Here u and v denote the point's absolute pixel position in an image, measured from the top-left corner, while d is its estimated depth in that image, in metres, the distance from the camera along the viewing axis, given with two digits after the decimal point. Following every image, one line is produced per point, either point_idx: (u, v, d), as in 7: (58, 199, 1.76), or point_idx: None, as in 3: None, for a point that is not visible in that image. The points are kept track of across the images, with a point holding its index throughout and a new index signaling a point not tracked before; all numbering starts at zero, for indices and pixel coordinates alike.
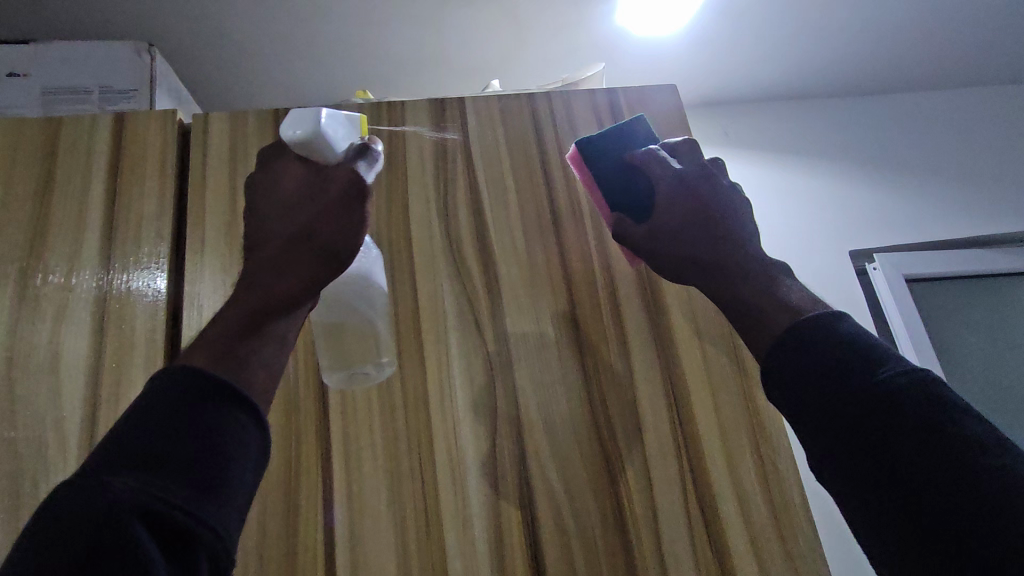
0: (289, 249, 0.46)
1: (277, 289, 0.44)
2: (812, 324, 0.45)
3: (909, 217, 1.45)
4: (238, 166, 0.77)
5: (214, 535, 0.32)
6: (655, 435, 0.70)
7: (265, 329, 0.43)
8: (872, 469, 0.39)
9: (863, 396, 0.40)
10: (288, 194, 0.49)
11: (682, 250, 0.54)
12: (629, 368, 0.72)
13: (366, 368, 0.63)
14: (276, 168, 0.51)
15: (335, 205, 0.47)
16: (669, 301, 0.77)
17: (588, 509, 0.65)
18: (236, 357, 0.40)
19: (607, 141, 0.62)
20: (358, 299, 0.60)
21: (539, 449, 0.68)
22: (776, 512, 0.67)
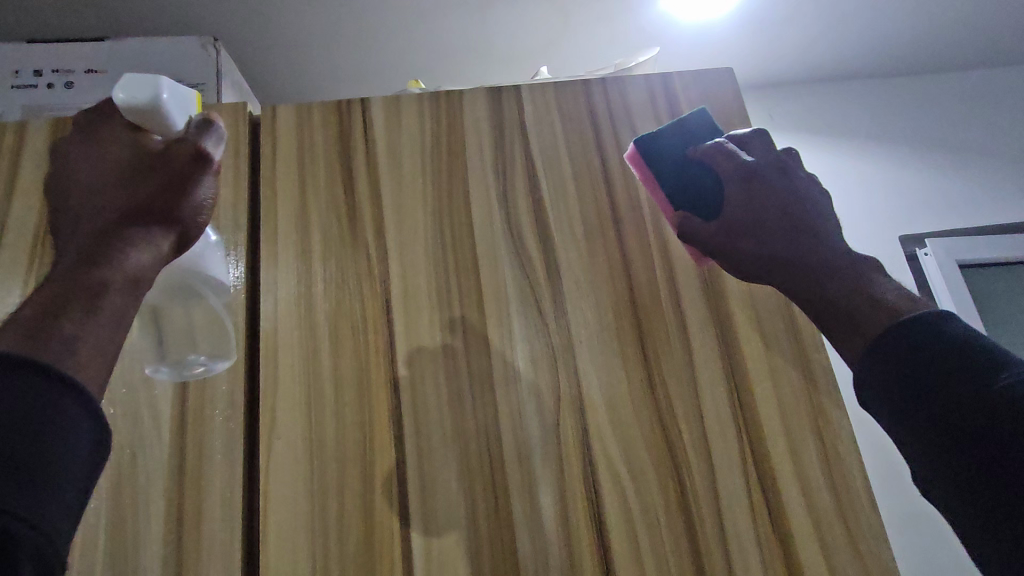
0: (126, 225, 0.42)
1: (118, 263, 0.40)
2: (920, 321, 0.46)
3: (965, 200, 1.41)
4: (306, 157, 0.80)
5: (31, 529, 0.29)
6: (716, 417, 0.70)
7: (102, 303, 0.38)
8: (969, 463, 0.41)
9: (970, 392, 0.42)
10: (113, 170, 0.45)
11: (764, 250, 0.56)
12: (688, 351, 0.73)
13: (197, 361, 0.63)
14: (86, 148, 0.47)
15: (175, 176, 0.45)
16: (729, 286, 0.77)
17: (650, 488, 0.67)
18: (65, 333, 0.36)
19: (665, 143, 0.66)
20: (193, 290, 0.59)
21: (602, 431, 0.69)
22: (838, 493, 0.68)
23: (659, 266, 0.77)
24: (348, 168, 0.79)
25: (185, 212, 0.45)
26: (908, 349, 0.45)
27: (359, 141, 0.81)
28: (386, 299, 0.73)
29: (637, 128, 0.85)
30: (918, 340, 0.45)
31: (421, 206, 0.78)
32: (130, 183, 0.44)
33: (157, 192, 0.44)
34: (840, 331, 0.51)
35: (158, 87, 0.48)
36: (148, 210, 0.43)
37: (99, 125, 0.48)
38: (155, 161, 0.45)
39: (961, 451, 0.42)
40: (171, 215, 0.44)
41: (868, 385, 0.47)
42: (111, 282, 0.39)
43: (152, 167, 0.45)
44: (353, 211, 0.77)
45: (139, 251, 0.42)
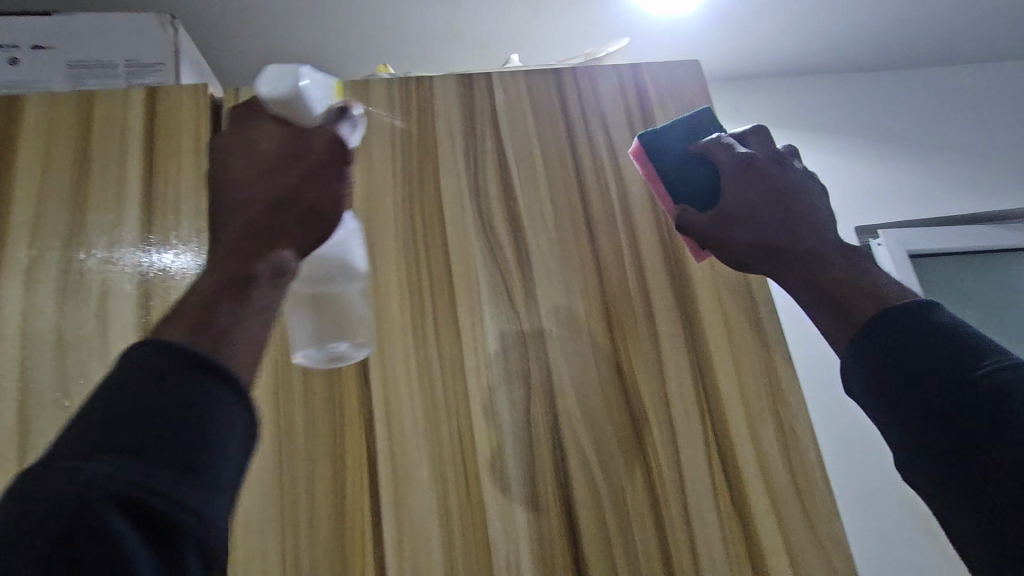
0: (273, 216, 0.45)
1: (265, 255, 0.42)
2: (903, 310, 0.49)
3: (915, 193, 1.48)
4: None
5: (199, 521, 0.30)
6: (681, 402, 0.73)
7: (256, 295, 0.40)
8: (945, 445, 0.46)
9: (948, 379, 0.46)
10: (261, 159, 0.47)
11: (758, 239, 0.59)
12: (656, 337, 0.75)
13: (343, 346, 0.64)
14: (234, 134, 0.49)
15: (313, 170, 0.48)
16: (694, 274, 0.79)
17: (619, 471, 0.69)
18: (222, 325, 0.37)
19: (669, 138, 0.67)
20: (337, 275, 0.60)
21: (572, 415, 0.71)
22: (794, 472, 0.71)
23: (627, 253, 0.79)
24: None
25: (319, 203, 0.47)
26: (893, 337, 0.49)
27: None
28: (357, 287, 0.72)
29: (607, 118, 0.86)
30: (903, 328, 0.49)
31: (391, 192, 0.77)
32: (276, 172, 0.46)
33: (299, 184, 0.46)
34: (828, 317, 0.54)
35: (297, 78, 0.51)
36: (294, 202, 0.46)
37: (251, 116, 0.51)
38: (297, 151, 0.48)
39: (942, 435, 0.46)
40: (311, 206, 0.46)
41: (854, 370, 0.51)
42: (263, 275, 0.41)
43: (294, 155, 0.48)
44: None
45: (281, 245, 0.44)
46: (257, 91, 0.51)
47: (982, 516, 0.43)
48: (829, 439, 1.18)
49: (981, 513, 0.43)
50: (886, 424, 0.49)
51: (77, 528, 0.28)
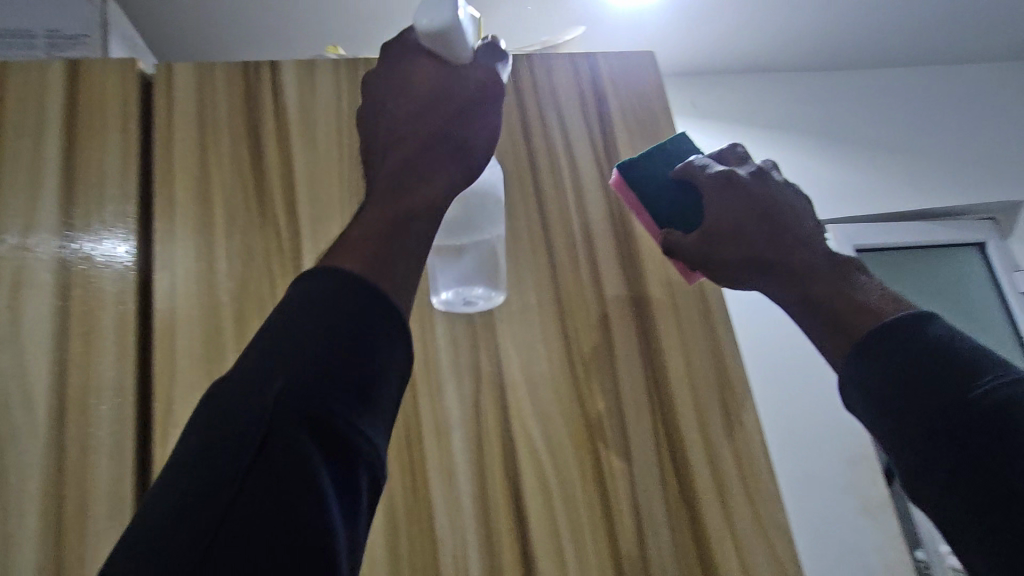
0: (427, 149, 0.47)
1: (418, 193, 0.44)
2: (902, 323, 0.49)
3: (861, 190, 1.53)
4: (207, 122, 0.73)
5: (369, 444, 0.33)
6: (632, 393, 0.73)
7: (412, 228, 0.42)
8: (955, 465, 0.44)
9: (956, 394, 0.45)
10: (411, 96, 0.50)
11: (750, 254, 0.59)
12: (608, 329, 0.75)
13: (487, 291, 0.72)
14: (391, 75, 0.52)
15: (464, 110, 0.51)
16: (647, 266, 0.79)
17: (569, 464, 0.68)
18: (383, 255, 0.39)
19: (649, 162, 0.66)
20: (483, 223, 0.71)
21: (523, 408, 0.70)
22: (740, 462, 0.72)
23: (580, 245, 0.78)
24: (256, 136, 0.74)
25: (478, 143, 0.51)
26: (894, 352, 0.48)
27: (268, 108, 0.75)
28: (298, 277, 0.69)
29: (561, 107, 0.85)
30: (906, 341, 0.48)
31: (337, 179, 0.74)
32: (425, 112, 0.49)
33: (458, 121, 0.50)
34: (823, 329, 0.54)
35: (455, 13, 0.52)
36: (445, 139, 0.48)
37: (405, 53, 0.53)
38: (442, 89, 0.51)
39: (952, 455, 0.44)
40: (464, 141, 0.50)
41: (857, 383, 0.49)
42: (420, 211, 0.43)
43: (441, 95, 0.50)
44: (261, 182, 0.72)
45: (435, 179, 0.45)
46: (416, 26, 0.52)
47: (999, 543, 0.41)
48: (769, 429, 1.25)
49: (997, 540, 0.41)
50: (891, 444, 0.48)
51: (269, 444, 0.31)
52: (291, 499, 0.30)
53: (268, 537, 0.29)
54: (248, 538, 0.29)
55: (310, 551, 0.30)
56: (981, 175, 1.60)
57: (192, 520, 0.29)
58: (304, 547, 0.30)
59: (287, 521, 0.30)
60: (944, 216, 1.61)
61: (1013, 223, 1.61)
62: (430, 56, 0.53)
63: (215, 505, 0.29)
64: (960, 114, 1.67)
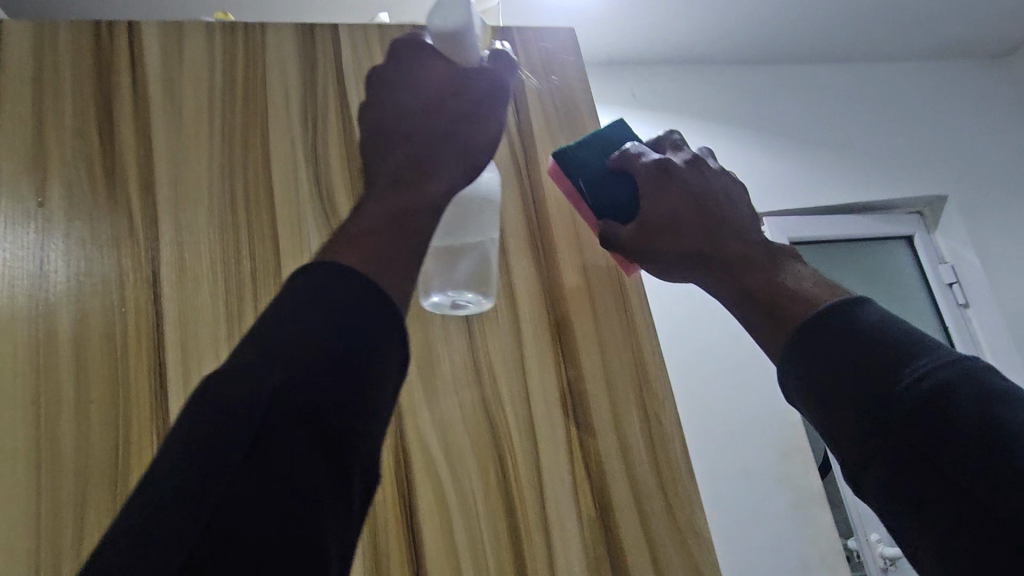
0: (433, 143, 0.43)
1: (414, 191, 0.39)
2: (824, 321, 0.42)
3: (793, 183, 1.54)
4: (46, 88, 0.62)
5: (370, 439, 0.30)
6: (543, 395, 0.67)
7: (409, 223, 0.37)
8: (919, 484, 0.36)
9: (896, 396, 0.37)
10: (424, 79, 0.47)
11: (688, 246, 0.54)
12: (517, 326, 0.68)
13: (478, 295, 0.66)
14: (402, 55, 0.48)
15: (487, 100, 0.47)
16: (561, 257, 0.73)
17: (470, 475, 0.62)
18: (385, 250, 0.35)
19: (583, 153, 0.61)
20: (479, 226, 0.64)
21: (419, 414, 0.62)
22: (659, 466, 0.67)
23: None
24: (106, 105, 0.63)
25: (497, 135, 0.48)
26: (824, 356, 0.41)
27: (123, 72, 0.65)
28: (154, 270, 0.59)
29: None
30: (833, 342, 0.41)
31: (206, 157, 0.65)
32: (437, 99, 0.45)
33: (475, 113, 0.46)
34: (762, 322, 0.48)
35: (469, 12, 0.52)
36: (455, 130, 0.45)
37: (409, 44, 0.48)
38: (457, 77, 0.47)
39: (909, 473, 0.36)
40: (484, 132, 0.46)
41: (797, 387, 0.43)
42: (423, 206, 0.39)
43: (455, 85, 0.47)
44: (111, 158, 0.62)
45: (441, 175, 0.42)
46: (427, 24, 0.51)
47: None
48: (696, 426, 1.22)
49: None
50: (842, 464, 0.41)
51: (262, 449, 0.27)
52: (293, 503, 0.26)
53: (263, 549, 0.25)
54: (247, 536, 0.25)
55: (308, 560, 0.26)
56: (907, 169, 1.63)
57: (183, 520, 0.24)
58: (305, 547, 0.26)
59: (286, 527, 0.26)
60: (875, 211, 1.63)
61: (939, 218, 1.64)
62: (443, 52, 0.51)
63: (195, 519, 0.25)
64: (887, 109, 1.70)
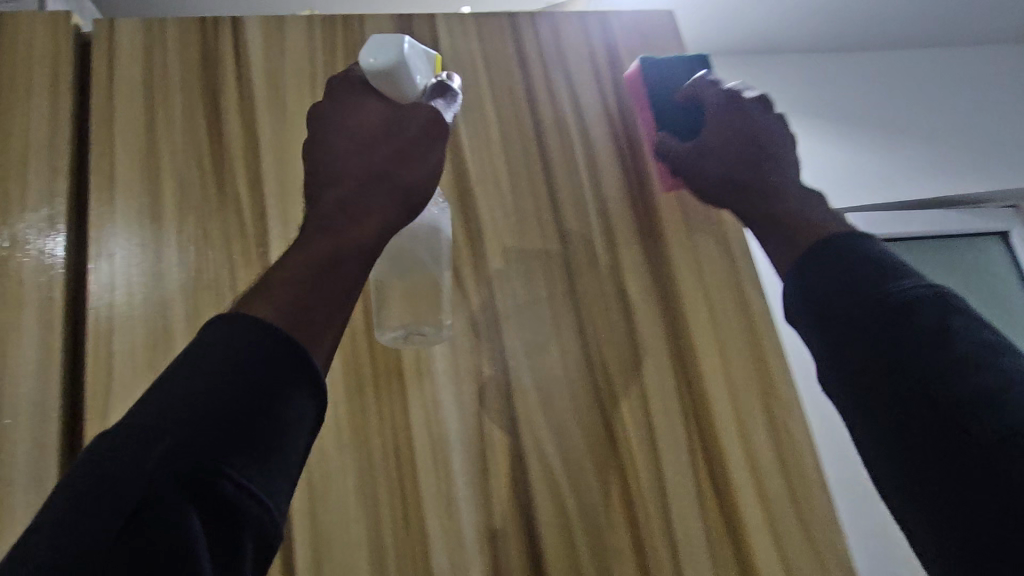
0: (364, 192, 0.41)
1: (348, 235, 0.39)
2: (830, 250, 0.47)
3: (882, 176, 1.44)
4: (157, 85, 0.62)
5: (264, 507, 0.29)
6: (662, 400, 0.62)
7: (336, 274, 0.38)
8: (907, 411, 0.41)
9: (892, 330, 0.43)
10: (358, 127, 0.44)
11: (717, 169, 0.59)
12: (631, 327, 0.64)
13: (437, 324, 0.58)
14: (336, 104, 0.46)
15: (409, 144, 0.44)
16: (674, 253, 0.68)
17: (590, 485, 0.58)
18: (303, 304, 0.35)
19: (665, 73, 0.66)
20: (427, 252, 0.55)
21: (534, 419, 0.59)
22: (790, 480, 0.62)
23: (595, 229, 0.67)
24: (214, 102, 0.62)
25: (427, 177, 0.44)
26: (829, 288, 0.46)
27: (229, 69, 0.64)
28: (264, 268, 0.58)
29: (571, 72, 0.74)
30: (834, 274, 0.46)
31: None
32: (365, 147, 0.43)
33: (397, 162, 0.43)
34: (777, 241, 0.52)
35: (398, 46, 0.46)
36: (387, 179, 0.42)
37: (345, 88, 0.47)
38: (389, 124, 0.44)
39: (886, 391, 0.42)
40: (404, 185, 0.42)
41: (803, 305, 0.48)
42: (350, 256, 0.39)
43: (387, 132, 0.44)
44: (220, 155, 0.61)
45: (366, 223, 0.40)
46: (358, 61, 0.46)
47: (957, 489, 0.39)
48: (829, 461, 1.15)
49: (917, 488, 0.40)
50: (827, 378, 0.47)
51: (141, 515, 0.27)
52: (166, 563, 0.26)
53: None
54: None
55: None
56: (1007, 163, 1.52)
57: None
58: None
59: None
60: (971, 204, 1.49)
61: None
62: (375, 92, 0.46)
63: None
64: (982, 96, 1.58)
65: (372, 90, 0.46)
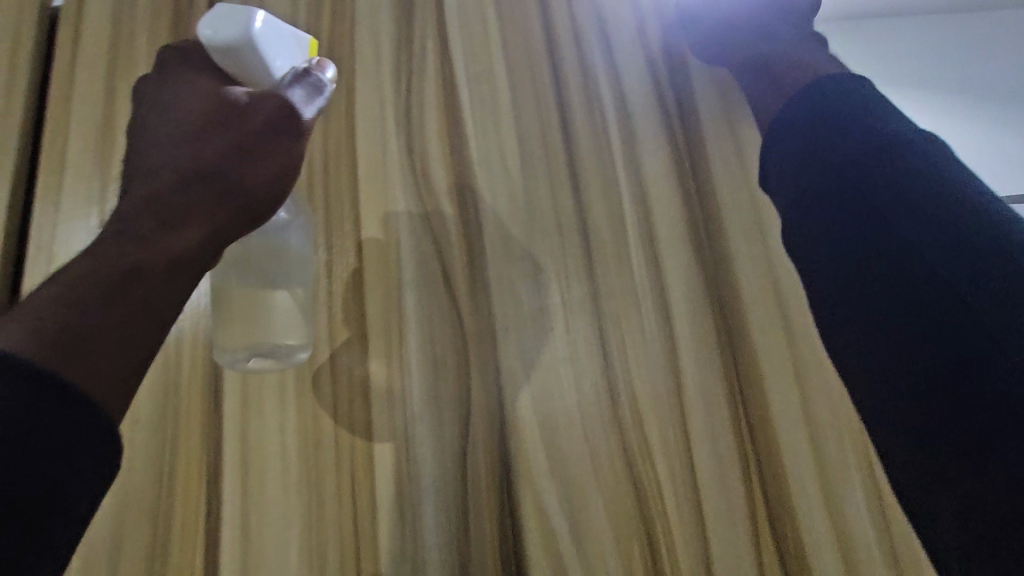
0: (185, 186, 0.30)
1: (163, 243, 0.28)
2: (827, 109, 0.34)
3: None
4: (121, 54, 0.55)
5: None
6: (711, 443, 0.46)
7: (136, 291, 0.27)
8: (876, 295, 0.29)
9: (893, 194, 0.29)
10: (184, 111, 0.32)
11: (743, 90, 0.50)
12: (671, 343, 0.48)
13: (277, 345, 0.42)
14: (165, 83, 0.34)
15: (253, 130, 0.32)
16: (736, 250, 0.52)
17: (604, 553, 0.43)
18: (68, 334, 0.24)
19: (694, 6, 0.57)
20: (273, 270, 0.41)
21: (535, 465, 0.45)
22: (900, 567, 0.43)
23: (629, 220, 0.52)
24: None
25: (275, 173, 0.33)
26: (801, 134, 0.34)
27: None
28: None
29: (605, 24, 0.59)
30: (813, 113, 0.34)
31: None
32: (190, 135, 0.31)
33: (234, 153, 0.32)
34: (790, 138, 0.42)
35: (248, 19, 0.34)
36: (220, 176, 0.31)
37: (179, 65, 0.34)
38: (225, 108, 0.32)
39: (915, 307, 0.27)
40: (244, 184, 0.32)
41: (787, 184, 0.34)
42: (157, 271, 0.28)
43: (222, 116, 0.32)
44: None
45: (192, 228, 0.29)
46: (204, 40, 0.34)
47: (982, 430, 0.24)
48: None
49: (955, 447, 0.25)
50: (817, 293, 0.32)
51: None
52: None
53: None
54: None
55: None
56: None
57: None
58: None
59: None
60: None
61: None
62: (218, 73, 0.34)
63: None
64: None
65: (212, 68, 0.34)
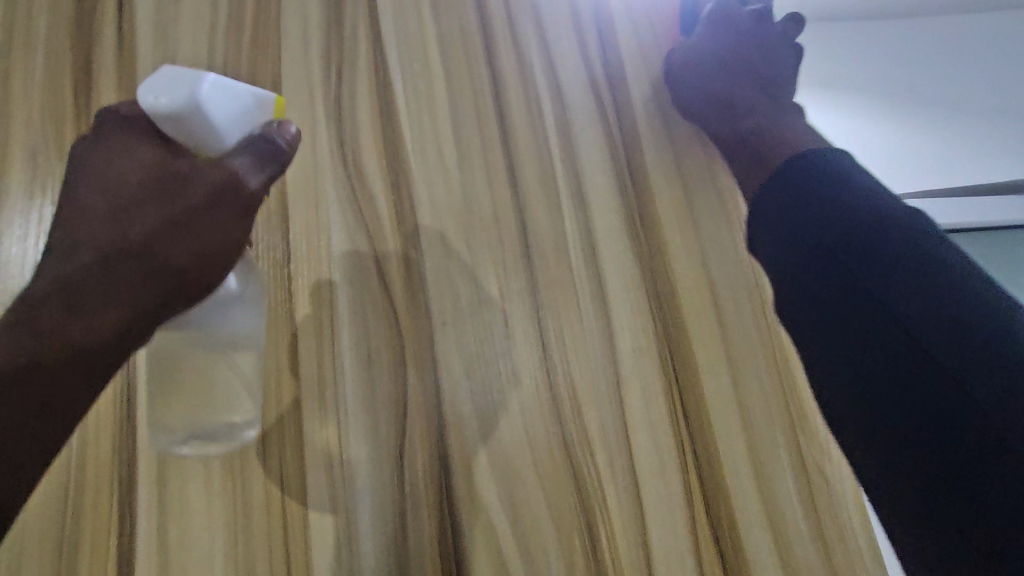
0: (104, 266, 0.29)
1: (70, 331, 0.28)
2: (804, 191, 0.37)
3: None
4: (16, 34, 0.50)
5: None
6: (650, 433, 0.47)
7: (30, 390, 0.27)
8: (866, 373, 0.32)
9: (883, 278, 0.32)
10: (119, 170, 0.30)
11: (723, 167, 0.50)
12: (611, 336, 0.49)
13: (223, 424, 0.40)
14: (106, 128, 0.31)
15: (189, 208, 0.30)
16: (671, 243, 0.52)
17: (546, 546, 0.43)
18: None
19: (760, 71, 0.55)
20: (218, 352, 0.37)
21: (474, 460, 0.44)
22: (826, 543, 0.46)
23: (567, 213, 0.52)
24: (84, 59, 0.50)
25: (213, 255, 0.31)
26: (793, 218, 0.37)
27: (108, 18, 0.52)
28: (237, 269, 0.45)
29: (542, 17, 0.59)
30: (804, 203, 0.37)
31: None
32: (125, 202, 0.30)
33: (167, 230, 0.30)
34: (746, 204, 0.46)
35: (198, 82, 0.29)
36: (146, 255, 0.29)
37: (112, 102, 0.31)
38: (168, 176, 0.30)
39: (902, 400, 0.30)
40: (175, 267, 0.30)
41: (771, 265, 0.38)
42: (57, 368, 0.27)
43: (161, 186, 0.30)
44: (88, 117, 0.49)
45: (108, 315, 0.28)
46: (143, 101, 0.29)
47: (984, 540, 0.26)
48: None
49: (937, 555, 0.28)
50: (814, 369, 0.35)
51: None
52: None
53: None
54: None
55: None
56: None
57: None
58: None
59: None
60: None
61: None
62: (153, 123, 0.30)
63: None
64: None
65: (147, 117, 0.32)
